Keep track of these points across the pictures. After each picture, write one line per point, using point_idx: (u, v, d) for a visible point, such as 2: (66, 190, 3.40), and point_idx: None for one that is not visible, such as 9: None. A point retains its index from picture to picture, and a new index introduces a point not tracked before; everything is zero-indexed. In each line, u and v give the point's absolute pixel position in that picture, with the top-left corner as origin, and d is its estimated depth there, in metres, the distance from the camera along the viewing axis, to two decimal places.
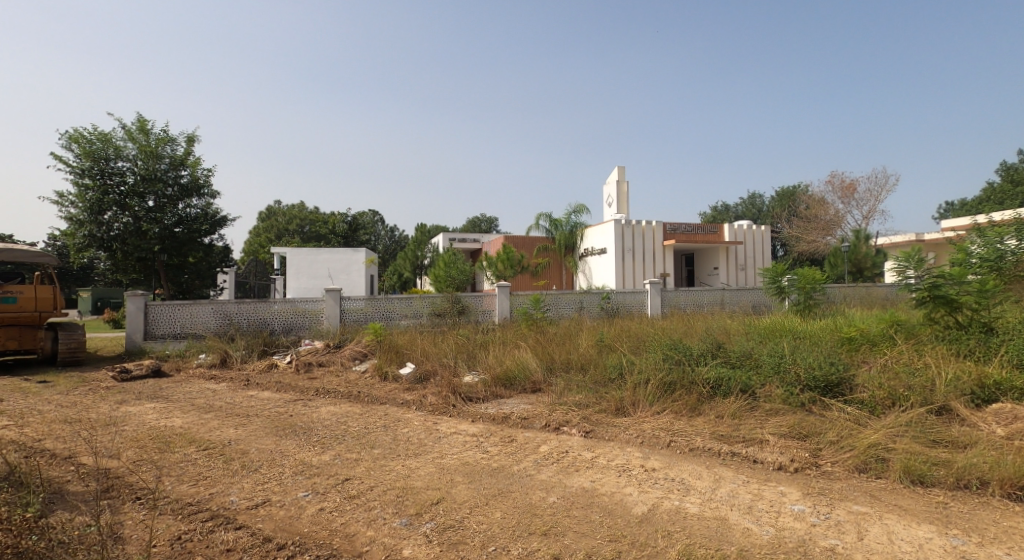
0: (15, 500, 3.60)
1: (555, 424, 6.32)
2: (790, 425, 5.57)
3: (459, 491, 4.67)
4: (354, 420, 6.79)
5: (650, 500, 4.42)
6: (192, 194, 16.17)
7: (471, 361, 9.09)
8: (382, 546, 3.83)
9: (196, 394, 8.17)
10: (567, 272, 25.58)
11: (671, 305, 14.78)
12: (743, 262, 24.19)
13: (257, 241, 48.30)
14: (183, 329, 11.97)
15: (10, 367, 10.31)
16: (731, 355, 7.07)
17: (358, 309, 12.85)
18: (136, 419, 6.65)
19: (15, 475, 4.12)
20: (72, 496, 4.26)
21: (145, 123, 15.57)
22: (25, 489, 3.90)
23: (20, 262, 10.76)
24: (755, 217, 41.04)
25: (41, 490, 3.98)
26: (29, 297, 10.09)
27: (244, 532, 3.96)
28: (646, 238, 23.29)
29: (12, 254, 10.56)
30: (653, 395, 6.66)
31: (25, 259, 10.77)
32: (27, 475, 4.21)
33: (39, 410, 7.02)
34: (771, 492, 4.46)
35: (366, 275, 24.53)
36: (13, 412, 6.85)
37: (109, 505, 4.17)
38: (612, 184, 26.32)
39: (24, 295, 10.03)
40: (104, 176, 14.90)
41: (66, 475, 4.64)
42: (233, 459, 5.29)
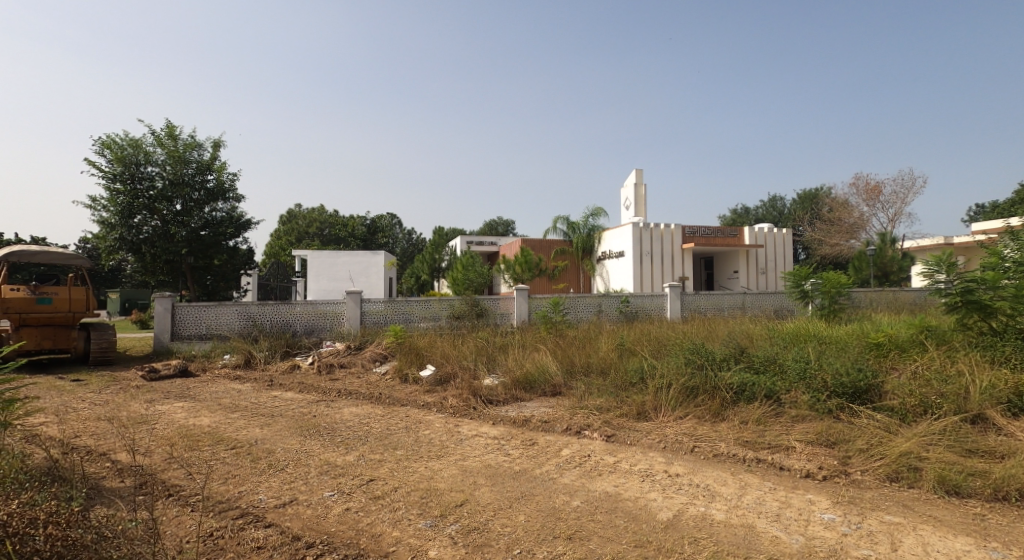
0: (61, 494, 3.69)
1: (577, 428, 6.32)
2: (817, 432, 5.50)
3: (482, 493, 4.70)
4: (376, 421, 6.88)
5: (674, 506, 4.40)
6: (218, 198, 16.42)
7: (490, 364, 9.12)
8: (408, 546, 3.87)
9: (221, 394, 8.28)
10: (584, 275, 25.53)
11: (691, 309, 14.65)
12: (764, 266, 23.90)
13: (277, 243, 48.72)
14: (208, 329, 12.17)
15: (45, 367, 10.59)
16: (754, 360, 6.97)
17: (378, 311, 12.96)
18: (165, 417, 6.77)
19: (56, 471, 4.22)
20: (109, 492, 4.37)
21: (173, 129, 15.88)
22: (67, 484, 4.01)
23: (54, 264, 10.97)
24: (776, 220, 40.41)
25: (82, 486, 4.08)
26: (63, 298, 10.36)
27: (273, 530, 4.02)
28: (664, 240, 23.09)
29: (48, 256, 10.84)
30: (675, 400, 6.63)
31: (58, 261, 10.98)
32: (67, 470, 4.31)
33: (74, 408, 7.16)
34: (799, 500, 4.41)
35: (384, 278, 24.69)
36: (48, 410, 7.00)
37: (144, 501, 4.26)
38: (630, 187, 26.18)
39: (59, 296, 10.30)
40: (134, 181, 15.26)
41: (100, 472, 4.74)
42: (259, 458, 5.37)
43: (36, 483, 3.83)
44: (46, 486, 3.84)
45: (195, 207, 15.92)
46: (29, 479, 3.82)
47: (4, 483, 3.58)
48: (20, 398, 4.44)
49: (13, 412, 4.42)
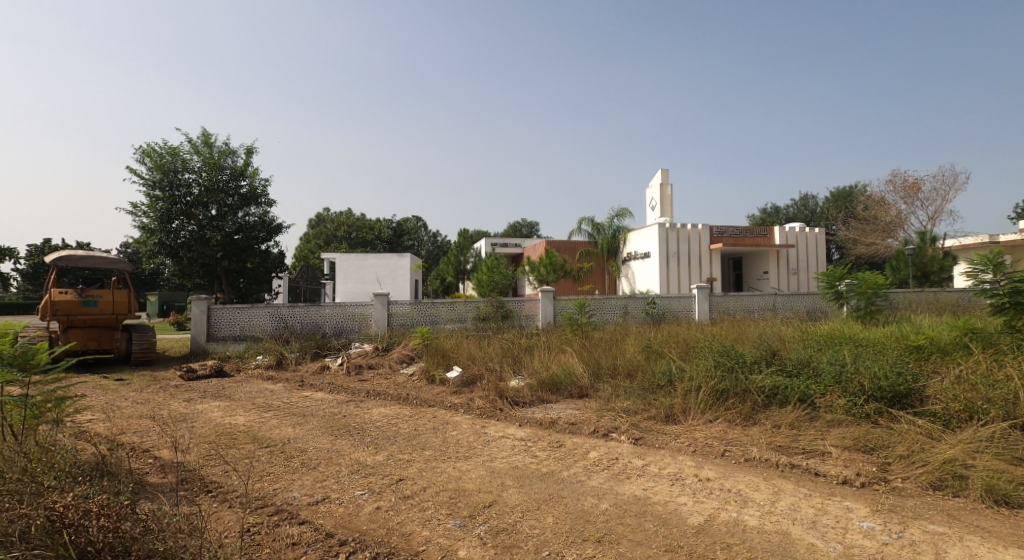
0: (109, 488, 3.84)
1: (604, 430, 6.31)
2: (855, 437, 5.39)
3: (510, 495, 4.72)
4: (404, 421, 6.97)
5: (706, 511, 4.36)
6: (251, 203, 16.80)
7: (516, 366, 9.14)
8: (438, 546, 3.91)
9: (255, 394, 8.48)
10: (609, 276, 25.41)
11: (720, 310, 14.47)
12: (795, 266, 23.44)
13: (306, 246, 49.59)
14: (242, 331, 12.45)
15: (90, 367, 11.03)
16: (787, 363, 6.85)
17: (404, 313, 13.11)
18: (203, 416, 6.97)
19: (104, 466, 4.39)
20: (152, 487, 4.52)
21: (209, 136, 16.32)
22: (112, 479, 4.16)
23: (99, 268, 11.34)
24: (808, 219, 39.55)
25: (127, 481, 4.24)
26: (107, 300, 10.72)
27: (307, 527, 4.11)
28: (691, 241, 22.85)
29: (92, 261, 11.23)
30: (705, 404, 6.57)
31: (102, 265, 11.34)
32: (113, 465, 4.49)
33: (117, 406, 7.43)
34: (837, 507, 4.33)
35: (410, 281, 24.92)
36: (94, 408, 7.27)
37: (185, 497, 4.40)
38: (655, 187, 25.96)
39: (104, 298, 10.67)
40: (172, 188, 15.74)
41: (144, 467, 4.91)
42: (293, 457, 5.49)
43: (86, 478, 3.99)
44: (95, 480, 4.01)
45: (229, 212, 16.31)
46: (80, 473, 3.99)
47: (57, 476, 3.75)
48: (73, 396, 4.65)
49: (67, 409, 4.62)
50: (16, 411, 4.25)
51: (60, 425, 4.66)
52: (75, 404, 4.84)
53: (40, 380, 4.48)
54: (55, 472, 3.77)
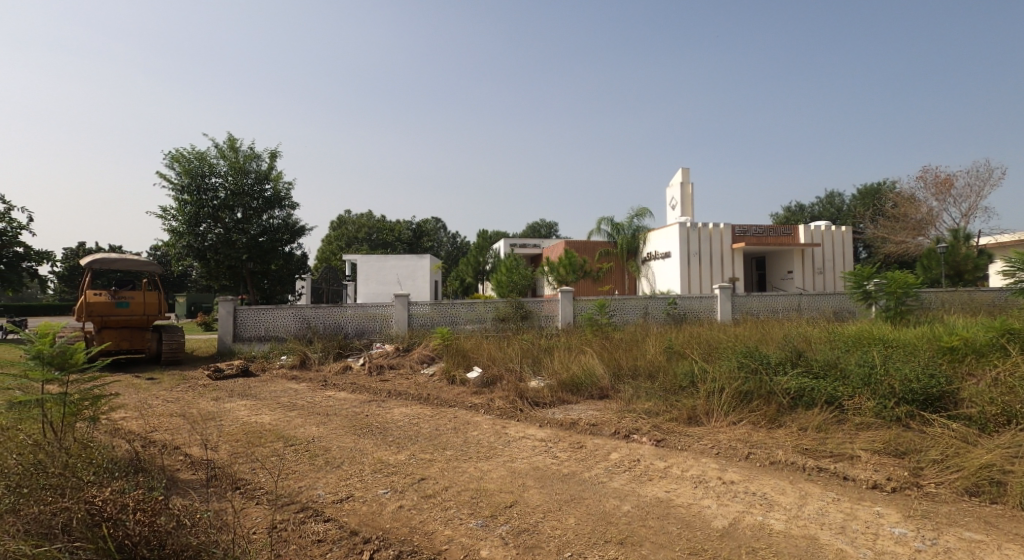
0: (144, 484, 3.93)
1: (625, 432, 6.28)
2: (885, 441, 5.28)
3: (532, 495, 4.72)
4: (425, 421, 7.00)
5: (730, 514, 4.31)
6: (275, 206, 17.01)
7: (537, 367, 9.12)
8: (461, 545, 3.92)
9: (279, 394, 8.60)
10: (629, 276, 25.26)
11: (743, 310, 14.28)
12: (820, 266, 23.04)
13: (328, 248, 50.18)
14: (267, 331, 12.63)
15: (123, 367, 11.23)
16: (813, 364, 6.72)
17: (424, 313, 13.17)
18: (230, 415, 7.09)
19: (138, 462, 4.51)
20: (183, 483, 4.62)
21: (234, 141, 16.58)
22: (146, 476, 4.26)
23: (130, 270, 11.60)
24: (834, 217, 38.87)
25: (160, 476, 4.33)
26: (139, 302, 10.96)
27: (332, 524, 4.15)
28: (713, 241, 22.61)
29: (124, 263, 11.49)
30: (728, 405, 6.49)
31: (134, 268, 11.60)
32: (147, 462, 4.60)
33: (149, 404, 7.60)
34: (867, 512, 4.25)
35: (430, 281, 25.04)
36: (126, 406, 7.45)
37: (214, 493, 4.48)
38: (676, 186, 25.72)
39: (136, 300, 10.92)
40: (200, 192, 16.04)
41: (175, 464, 5.02)
42: (317, 455, 5.55)
43: (123, 473, 4.10)
44: (130, 476, 4.11)
45: (254, 215, 16.54)
46: (117, 469, 4.10)
47: (95, 471, 3.86)
48: (108, 394, 4.77)
49: (102, 407, 4.76)
50: (54, 409, 4.39)
51: (97, 422, 4.79)
52: (110, 402, 4.98)
53: (77, 378, 4.61)
54: (94, 468, 3.88)
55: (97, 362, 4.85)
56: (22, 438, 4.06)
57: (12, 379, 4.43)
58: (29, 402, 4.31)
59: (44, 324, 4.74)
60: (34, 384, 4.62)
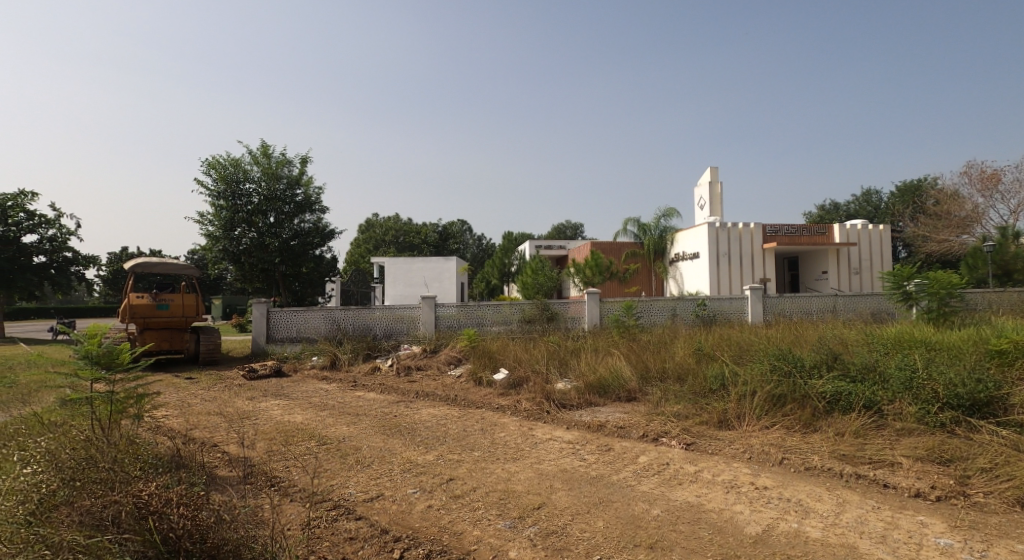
0: (186, 480, 4.02)
1: (654, 435, 6.19)
2: (928, 448, 5.10)
3: (560, 497, 4.67)
4: (453, 422, 7.01)
5: (764, 520, 4.20)
6: (306, 210, 17.27)
7: (563, 368, 9.06)
8: (489, 546, 3.89)
9: (311, 393, 8.72)
10: (657, 277, 25.00)
11: (775, 312, 13.99)
12: (857, 266, 22.44)
13: (356, 251, 50.87)
14: (298, 333, 12.82)
15: (163, 367, 11.48)
16: (850, 367, 6.52)
17: (451, 315, 13.21)
18: (263, 414, 7.20)
19: (180, 459, 4.61)
20: (220, 480, 4.71)
21: (267, 147, 16.89)
22: (187, 471, 4.36)
23: (169, 274, 11.92)
24: (871, 216, 37.98)
25: (200, 472, 4.43)
26: (178, 304, 11.26)
27: (363, 522, 4.17)
28: (743, 241, 22.21)
29: (164, 267, 11.79)
30: (760, 409, 6.35)
31: (173, 271, 11.91)
32: (187, 458, 4.70)
33: (187, 403, 7.78)
34: (909, 521, 4.10)
35: (457, 283, 25.13)
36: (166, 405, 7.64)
37: (249, 490, 4.55)
38: (704, 185, 25.36)
39: (175, 302, 11.22)
40: (235, 198, 16.39)
41: (212, 461, 5.11)
42: (347, 454, 5.59)
43: (166, 469, 4.20)
44: (173, 471, 4.20)
45: (285, 219, 16.86)
46: (160, 465, 4.20)
47: (141, 466, 3.96)
48: (150, 393, 4.90)
49: (146, 405, 4.89)
50: (102, 406, 4.54)
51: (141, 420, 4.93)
52: (153, 401, 5.12)
53: (122, 377, 4.74)
54: (139, 464, 3.98)
55: (141, 361, 4.98)
56: (73, 432, 4.20)
57: (62, 378, 4.58)
58: (79, 400, 4.46)
59: (91, 326, 4.87)
60: (82, 382, 4.78)
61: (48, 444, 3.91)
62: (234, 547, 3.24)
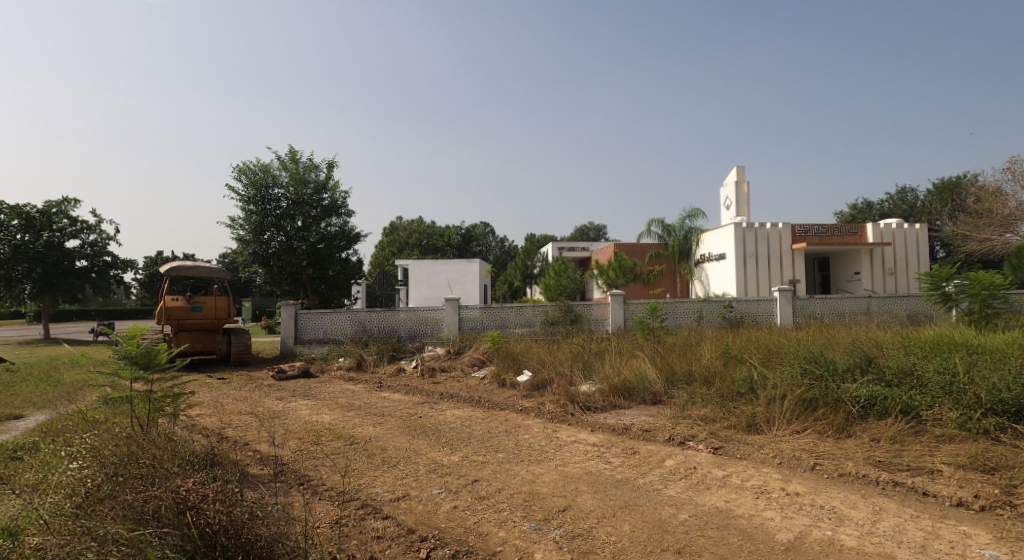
0: (220, 476, 4.07)
1: (680, 438, 6.08)
2: (970, 455, 4.91)
3: (585, 500, 4.61)
4: (477, 423, 6.99)
5: (796, 527, 4.09)
6: (332, 214, 17.47)
7: (587, 370, 8.98)
8: (515, 547, 3.85)
9: (338, 394, 8.80)
10: (682, 279, 24.72)
11: (805, 314, 13.69)
12: (891, 266, 21.87)
13: (381, 254, 51.38)
14: (325, 334, 12.97)
15: (196, 367, 11.72)
16: (885, 371, 6.32)
17: (474, 317, 13.21)
18: (292, 413, 7.29)
19: (215, 456, 4.68)
20: (252, 477, 4.77)
21: (295, 153, 17.14)
22: (221, 468, 4.42)
23: (202, 277, 12.18)
24: (906, 214, 37.00)
25: (233, 470, 4.49)
26: (210, 306, 11.53)
27: (390, 521, 4.17)
28: (771, 241, 21.81)
29: (197, 270, 12.05)
30: (791, 413, 6.21)
31: (205, 275, 12.17)
32: (221, 456, 4.76)
33: (221, 402, 7.92)
34: (951, 532, 3.94)
35: (480, 285, 25.18)
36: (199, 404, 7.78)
37: (279, 488, 4.60)
38: (730, 185, 25.00)
39: (208, 304, 11.49)
40: (264, 202, 16.67)
41: (244, 459, 5.19)
42: (373, 454, 5.61)
43: (201, 466, 4.27)
44: (209, 468, 4.27)
45: (313, 223, 17.09)
46: (197, 462, 4.27)
47: (179, 463, 4.02)
48: (186, 392, 4.99)
49: (182, 404, 4.98)
50: (141, 405, 4.64)
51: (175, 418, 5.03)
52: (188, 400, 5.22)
53: (160, 378, 4.83)
54: (178, 461, 4.06)
55: (179, 361, 5.08)
56: (116, 429, 4.30)
57: (103, 377, 4.70)
58: (120, 399, 4.57)
59: (131, 327, 4.98)
60: (122, 381, 4.91)
61: (92, 441, 4.01)
62: (268, 544, 3.26)
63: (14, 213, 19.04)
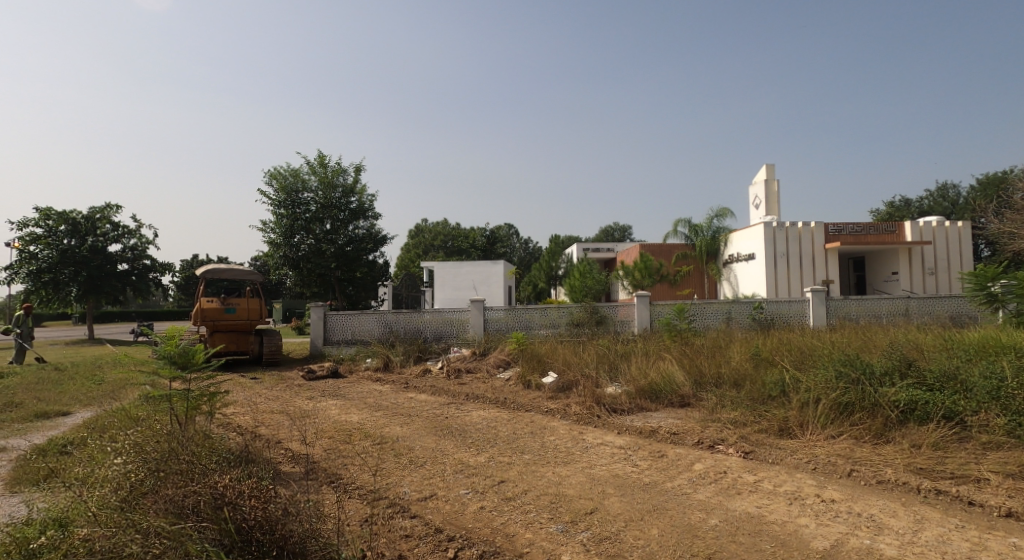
0: (255, 473, 4.11)
1: (710, 442, 5.96)
2: (1019, 464, 4.70)
3: (612, 503, 4.54)
4: (503, 424, 6.95)
5: (832, 535, 3.95)
6: (360, 217, 17.65)
7: (613, 372, 8.88)
8: (541, 549, 3.81)
9: (366, 394, 8.86)
10: (710, 279, 24.37)
11: (839, 315, 13.34)
12: (931, 266, 21.20)
13: (407, 256, 51.84)
14: (353, 335, 13.10)
15: (230, 367, 11.92)
16: (926, 375, 6.09)
17: (499, 318, 13.18)
18: (321, 413, 7.36)
19: (249, 453, 4.73)
20: (284, 475, 4.82)
21: (323, 157, 17.36)
22: (254, 465, 4.47)
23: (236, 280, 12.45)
24: (948, 211, 35.82)
25: (267, 467, 4.53)
26: (244, 307, 11.75)
27: (418, 521, 4.16)
28: (802, 241, 21.34)
29: (231, 273, 12.30)
30: (825, 417, 6.02)
31: (239, 278, 12.43)
32: (254, 453, 4.81)
33: (253, 401, 8.04)
34: (999, 544, 3.76)
35: (505, 286, 25.17)
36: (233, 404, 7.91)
37: (310, 486, 4.63)
38: (760, 184, 24.54)
39: (241, 306, 11.72)
40: (294, 206, 16.93)
41: (276, 457, 5.24)
42: (401, 454, 5.62)
43: (237, 463, 4.31)
44: (244, 465, 4.31)
45: (341, 226, 17.29)
46: (232, 458, 4.33)
47: (216, 460, 4.07)
48: (222, 392, 5.06)
49: (219, 403, 5.04)
50: (179, 404, 4.71)
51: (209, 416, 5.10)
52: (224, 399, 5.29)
53: (197, 377, 4.91)
54: (215, 457, 4.11)
55: (214, 361, 5.16)
56: (156, 427, 4.37)
57: (142, 376, 4.80)
58: (159, 397, 4.65)
59: (170, 328, 5.08)
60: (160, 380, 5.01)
61: (134, 437, 4.08)
62: (301, 540, 3.29)
63: (61, 219, 19.66)
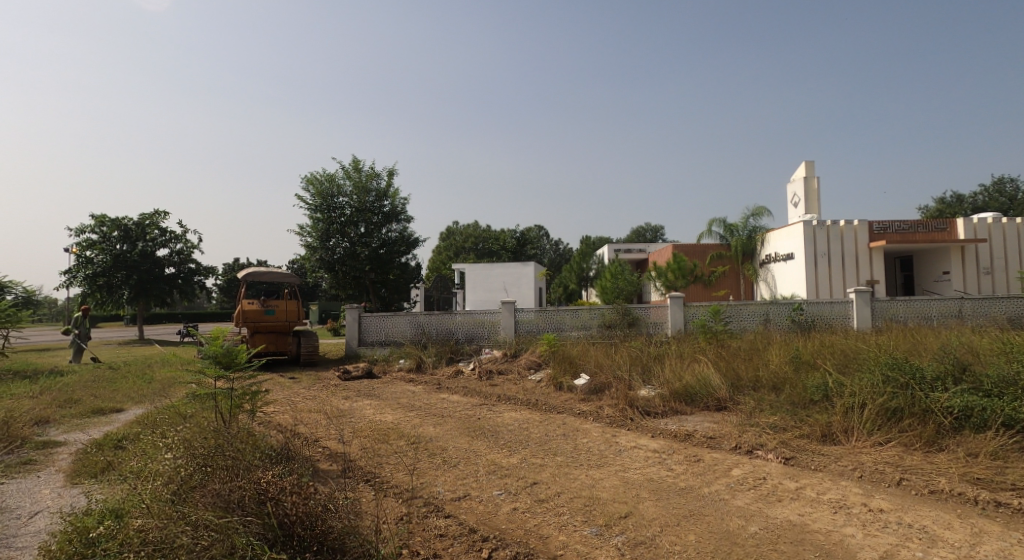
0: (295, 470, 4.13)
1: (748, 447, 5.77)
2: None
3: (647, 507, 4.42)
4: (535, 426, 6.88)
5: (880, 546, 3.76)
6: (393, 220, 17.80)
7: (645, 374, 8.71)
8: (575, 552, 3.72)
9: (399, 394, 8.91)
10: (746, 280, 23.83)
11: (885, 316, 12.85)
12: (987, 265, 20.31)
13: (440, 258, 52.30)
14: (386, 337, 13.19)
15: (270, 367, 12.15)
16: (983, 381, 5.78)
17: (530, 319, 13.09)
18: (356, 412, 7.41)
19: (289, 450, 4.77)
20: (322, 472, 4.84)
21: (358, 162, 17.57)
22: (292, 462, 4.50)
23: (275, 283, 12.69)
24: (1004, 208, 34.23)
25: (305, 464, 4.56)
26: (282, 309, 11.97)
27: (452, 520, 4.12)
28: (844, 240, 20.67)
29: (270, 276, 12.54)
30: (872, 423, 5.77)
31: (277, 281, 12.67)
32: (294, 450, 4.86)
33: (292, 400, 8.16)
34: None
35: (536, 287, 25.10)
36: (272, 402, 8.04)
37: (346, 483, 4.64)
38: (798, 181, 23.88)
39: (280, 307, 11.94)
40: (330, 211, 17.19)
41: (313, 454, 5.28)
42: (434, 454, 5.60)
43: (278, 460, 4.35)
44: (284, 462, 4.34)
45: (375, 229, 17.47)
46: (274, 455, 4.36)
47: (260, 456, 4.11)
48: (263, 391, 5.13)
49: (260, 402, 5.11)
50: (223, 401, 4.81)
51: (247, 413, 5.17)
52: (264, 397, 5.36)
53: (239, 376, 4.99)
54: (258, 454, 4.15)
55: (255, 362, 5.24)
56: (204, 422, 4.44)
57: (188, 375, 4.90)
58: (204, 395, 4.75)
59: (215, 329, 5.19)
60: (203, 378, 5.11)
61: (184, 432, 4.15)
62: (341, 537, 3.30)
63: (114, 225, 20.38)
